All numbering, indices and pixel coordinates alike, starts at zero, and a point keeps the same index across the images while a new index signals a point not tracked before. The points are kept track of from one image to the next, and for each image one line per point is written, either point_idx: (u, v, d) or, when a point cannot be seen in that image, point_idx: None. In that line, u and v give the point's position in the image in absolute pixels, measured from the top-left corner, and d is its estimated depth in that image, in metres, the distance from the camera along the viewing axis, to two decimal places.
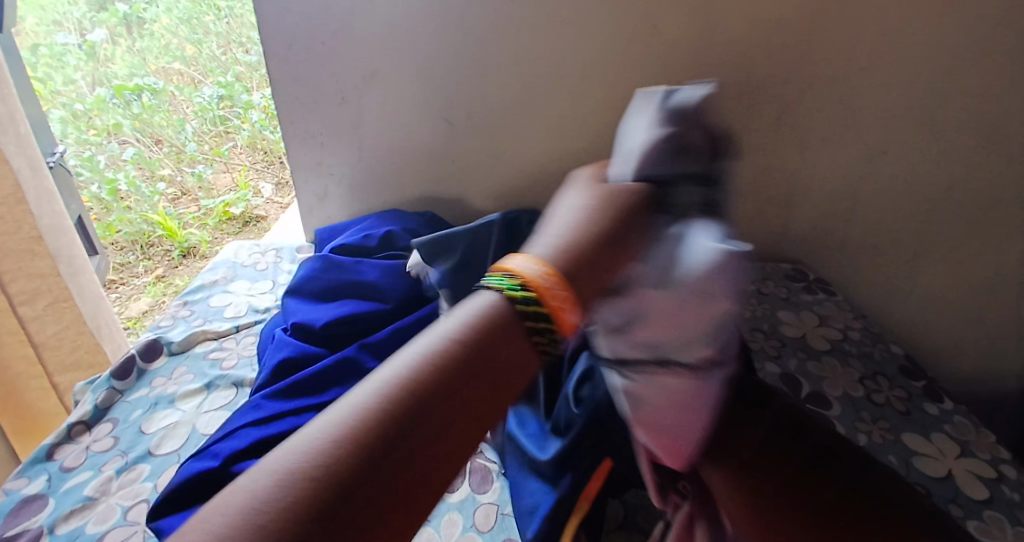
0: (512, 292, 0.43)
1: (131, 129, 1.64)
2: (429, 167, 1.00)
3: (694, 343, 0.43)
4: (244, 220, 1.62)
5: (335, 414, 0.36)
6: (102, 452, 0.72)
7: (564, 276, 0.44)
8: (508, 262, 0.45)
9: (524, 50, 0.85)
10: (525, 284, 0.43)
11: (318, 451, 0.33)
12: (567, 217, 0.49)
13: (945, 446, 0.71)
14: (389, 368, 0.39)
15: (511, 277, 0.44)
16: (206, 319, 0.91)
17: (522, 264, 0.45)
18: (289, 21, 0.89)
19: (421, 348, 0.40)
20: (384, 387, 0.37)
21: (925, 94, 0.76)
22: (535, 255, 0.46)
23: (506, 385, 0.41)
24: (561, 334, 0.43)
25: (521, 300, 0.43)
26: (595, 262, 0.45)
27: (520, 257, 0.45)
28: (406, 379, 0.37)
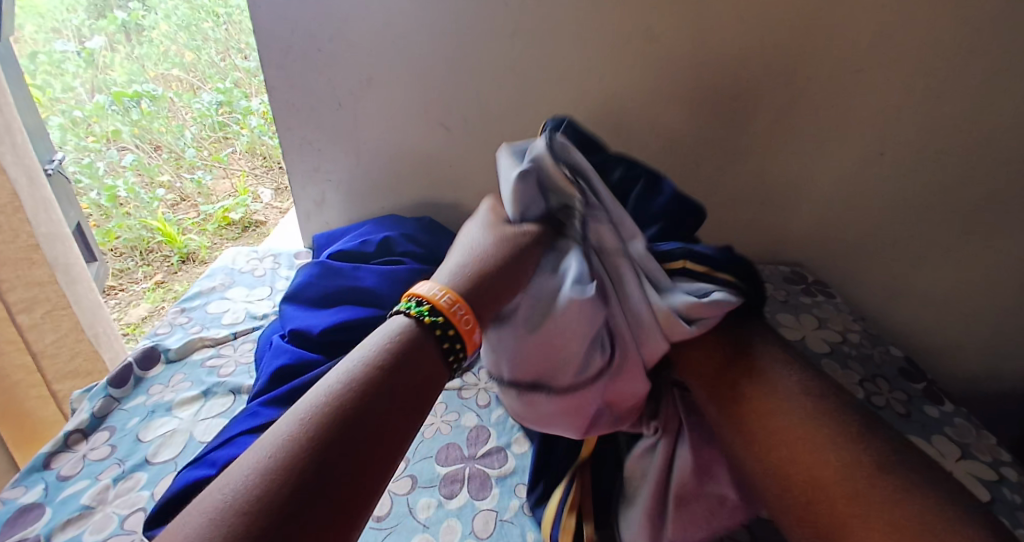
0: (423, 315, 0.50)
1: (131, 135, 1.65)
2: (426, 172, 1.00)
3: (571, 365, 0.53)
4: (243, 225, 1.62)
5: (268, 440, 0.40)
6: (100, 460, 0.72)
7: (463, 301, 0.51)
8: (415, 289, 0.52)
9: (521, 55, 0.85)
10: (432, 307, 0.50)
11: (257, 472, 0.38)
12: (469, 250, 0.56)
13: (945, 448, 0.71)
14: (314, 393, 0.43)
15: (419, 302, 0.51)
16: (204, 326, 0.90)
17: (428, 291, 0.51)
18: (286, 27, 0.89)
19: (342, 373, 0.45)
20: (311, 410, 0.42)
21: (923, 96, 0.76)
22: (440, 280, 0.53)
23: (423, 395, 0.46)
24: (466, 351, 0.50)
25: (430, 319, 0.49)
26: (488, 290, 0.52)
27: (427, 284, 0.52)
28: (330, 401, 0.42)
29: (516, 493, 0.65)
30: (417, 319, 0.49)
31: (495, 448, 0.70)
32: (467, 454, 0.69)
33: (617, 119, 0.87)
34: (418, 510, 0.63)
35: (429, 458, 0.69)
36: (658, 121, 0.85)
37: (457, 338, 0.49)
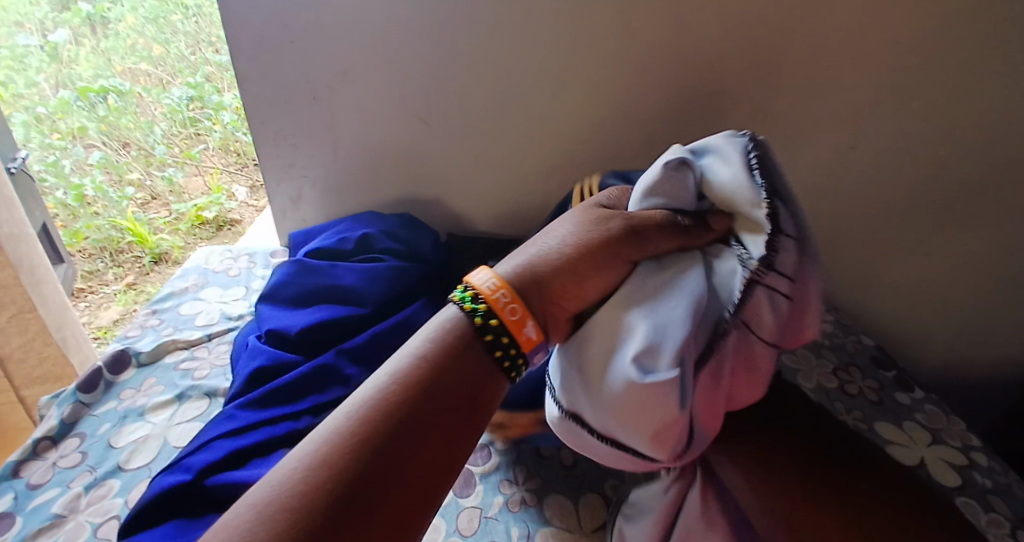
0: (470, 307, 0.50)
1: (97, 132, 1.61)
2: (403, 167, 0.99)
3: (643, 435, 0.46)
4: (218, 223, 1.57)
5: (325, 433, 0.43)
6: (70, 468, 0.70)
7: (514, 290, 0.51)
8: (470, 279, 0.52)
9: (498, 47, 0.84)
10: (481, 298, 0.50)
11: (310, 466, 0.41)
12: (539, 246, 0.54)
13: (916, 435, 0.73)
14: (367, 389, 0.46)
15: (471, 291, 0.51)
16: (176, 327, 0.88)
17: (482, 280, 0.52)
18: (257, 19, 0.87)
19: (393, 370, 0.47)
20: (362, 408, 0.44)
21: (894, 88, 0.77)
22: (501, 272, 0.52)
23: (474, 394, 0.47)
24: (520, 349, 0.49)
25: (477, 314, 0.49)
26: (545, 288, 0.51)
27: (483, 271, 0.53)
28: (380, 400, 0.44)
29: (500, 489, 0.65)
30: (467, 311, 0.50)
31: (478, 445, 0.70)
32: None
33: (596, 114, 0.87)
34: None
35: None
36: (636, 114, 0.86)
37: (502, 327, 0.49)
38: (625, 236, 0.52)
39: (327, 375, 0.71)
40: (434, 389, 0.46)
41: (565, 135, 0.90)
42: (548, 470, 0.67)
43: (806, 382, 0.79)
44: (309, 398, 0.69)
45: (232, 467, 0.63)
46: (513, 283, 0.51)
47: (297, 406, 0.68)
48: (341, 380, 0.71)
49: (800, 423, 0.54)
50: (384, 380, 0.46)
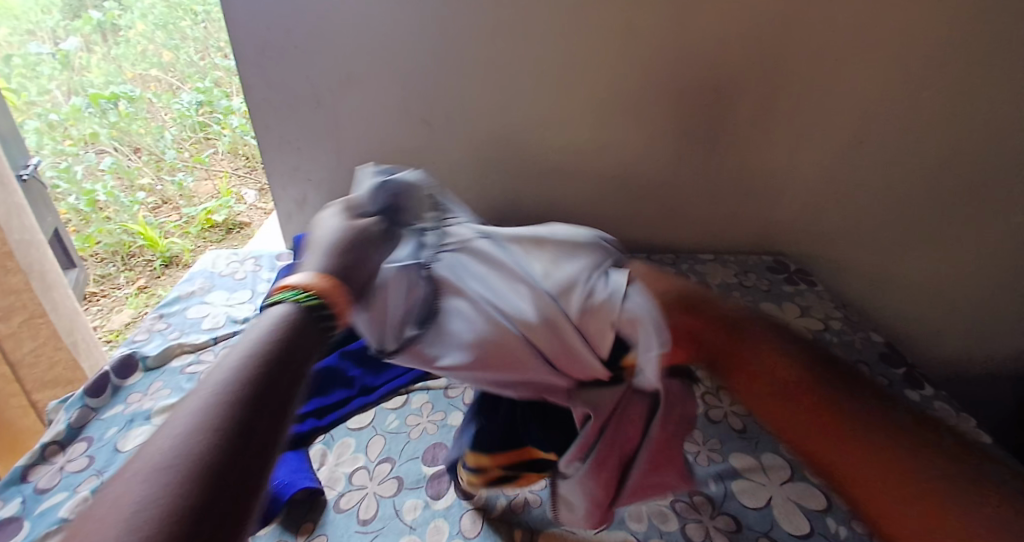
0: (299, 299, 0.38)
1: (109, 138, 1.60)
2: (407, 170, 0.99)
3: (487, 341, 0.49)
4: (227, 227, 1.60)
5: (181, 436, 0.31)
6: (77, 472, 0.71)
7: (341, 285, 0.40)
8: (286, 281, 0.40)
9: (501, 49, 0.84)
10: (310, 293, 0.39)
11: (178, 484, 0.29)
12: (329, 238, 0.44)
13: None
14: (220, 374, 0.34)
15: (299, 290, 0.39)
16: (183, 331, 0.89)
17: (302, 278, 0.40)
18: (261, 26, 0.88)
19: (252, 347, 0.35)
20: (225, 398, 0.32)
21: (900, 85, 0.76)
22: (312, 268, 0.41)
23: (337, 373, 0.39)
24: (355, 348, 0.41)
25: (312, 305, 0.38)
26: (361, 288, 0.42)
27: (297, 273, 0.40)
28: (246, 385, 0.33)
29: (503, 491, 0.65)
30: (294, 303, 0.38)
31: None
32: None
33: (599, 114, 0.87)
34: (404, 511, 0.63)
35: (414, 459, 0.68)
36: (640, 113, 0.85)
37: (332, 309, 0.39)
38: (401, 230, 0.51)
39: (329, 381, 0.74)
40: (299, 369, 0.36)
41: (570, 134, 0.89)
42: None
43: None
44: (314, 401, 0.75)
45: None
46: (337, 272, 0.41)
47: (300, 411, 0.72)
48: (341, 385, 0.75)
49: None
50: (236, 365, 0.34)
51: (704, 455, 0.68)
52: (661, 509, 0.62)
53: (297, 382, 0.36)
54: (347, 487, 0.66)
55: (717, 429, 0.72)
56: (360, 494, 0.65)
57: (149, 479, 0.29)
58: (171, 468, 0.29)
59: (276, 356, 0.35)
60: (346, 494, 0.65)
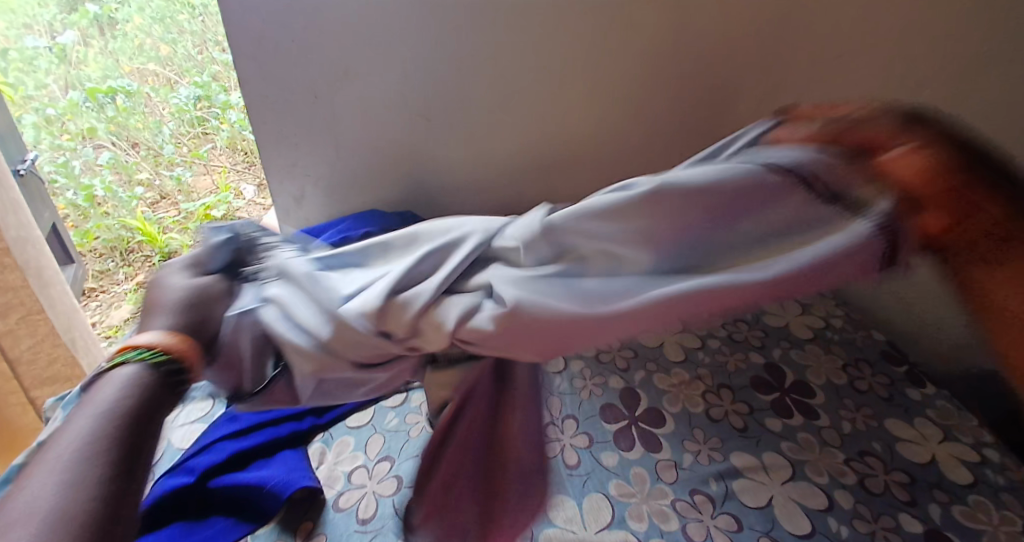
0: (145, 358, 0.40)
1: (106, 132, 1.59)
2: (405, 165, 0.98)
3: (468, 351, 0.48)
4: (225, 223, 1.59)
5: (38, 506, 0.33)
6: None
7: (191, 339, 0.42)
8: (137, 338, 0.42)
9: (501, 44, 0.83)
10: (159, 350, 0.41)
11: None
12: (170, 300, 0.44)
13: (928, 431, 0.71)
14: (66, 443, 0.36)
15: (147, 348, 0.41)
16: None
17: (150, 337, 0.41)
18: (257, 19, 0.87)
19: (97, 413, 0.37)
20: (72, 464, 0.35)
21: (903, 81, 0.76)
22: (161, 327, 0.42)
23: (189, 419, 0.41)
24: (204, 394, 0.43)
25: (163, 363, 0.40)
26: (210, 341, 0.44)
27: (150, 329, 0.42)
28: (93, 451, 0.35)
29: None
30: (144, 361, 0.40)
31: None
32: None
33: (600, 110, 0.86)
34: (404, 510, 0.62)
35: (414, 458, 0.68)
36: (640, 109, 0.85)
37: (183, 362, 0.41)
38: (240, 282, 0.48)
39: None
40: (149, 425, 0.39)
41: (570, 129, 0.89)
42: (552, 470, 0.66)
43: (794, 376, 0.78)
44: (313, 399, 0.74)
45: (235, 467, 0.64)
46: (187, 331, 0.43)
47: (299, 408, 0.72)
48: None
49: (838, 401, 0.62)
50: (83, 434, 0.36)
51: (704, 453, 0.68)
52: (662, 507, 0.62)
53: (154, 434, 0.39)
54: (346, 487, 0.65)
55: (718, 428, 0.71)
56: (359, 493, 0.64)
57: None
58: (36, 521, 0.32)
59: (133, 413, 0.38)
60: (345, 493, 0.65)
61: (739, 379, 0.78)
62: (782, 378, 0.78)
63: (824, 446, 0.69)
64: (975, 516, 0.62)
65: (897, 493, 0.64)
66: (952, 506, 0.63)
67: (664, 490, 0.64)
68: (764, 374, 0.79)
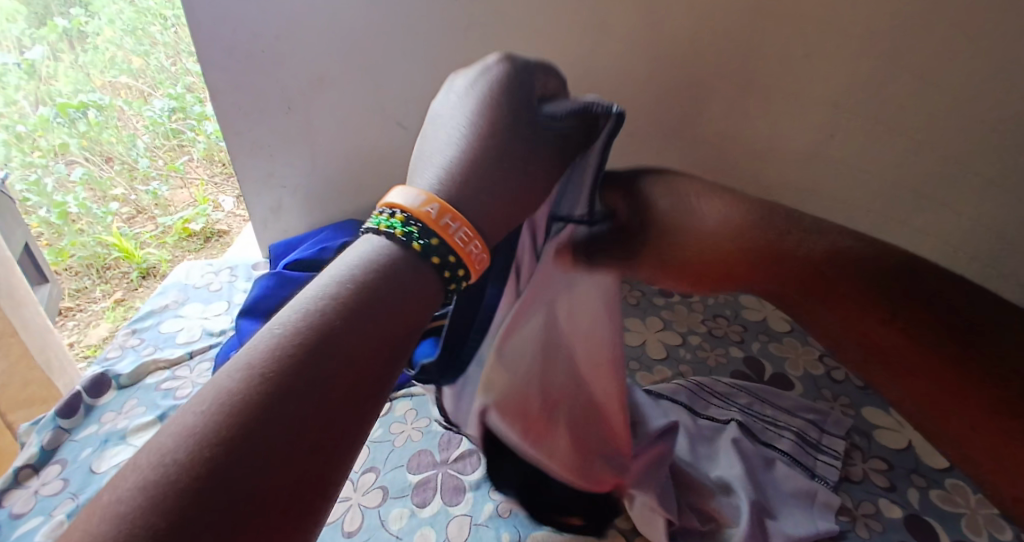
0: (400, 233, 0.36)
1: (79, 148, 1.51)
2: (380, 175, 1.00)
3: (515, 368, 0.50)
4: (205, 235, 1.57)
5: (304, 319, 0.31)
6: (52, 495, 0.70)
7: None
8: (388, 196, 0.37)
9: (474, 49, 0.86)
10: (404, 216, 0.36)
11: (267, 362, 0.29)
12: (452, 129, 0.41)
13: (904, 418, 0.73)
14: None
15: (389, 213, 0.37)
16: (157, 346, 0.88)
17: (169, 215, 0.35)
18: (225, 31, 0.86)
19: None
20: None
21: (864, 77, 0.78)
22: (418, 185, 0.38)
23: None
24: None
25: (398, 232, 0.35)
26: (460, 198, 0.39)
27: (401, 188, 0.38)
28: None
29: (490, 496, 0.64)
30: (399, 239, 0.35)
31: (467, 452, 0.69)
32: (439, 460, 0.68)
33: None
34: (391, 521, 0.62)
35: (398, 468, 0.68)
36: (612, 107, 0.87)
37: (457, 258, 0.36)
38: (537, 131, 0.42)
39: None
40: None
41: None
42: None
43: (817, 415, 0.71)
44: None
45: None
46: (451, 198, 0.38)
47: None
48: None
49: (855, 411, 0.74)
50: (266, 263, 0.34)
51: None
52: None
53: None
54: None
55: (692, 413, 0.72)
56: (344, 505, 0.64)
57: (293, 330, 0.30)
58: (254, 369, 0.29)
59: None
60: (330, 506, 0.64)
61: (776, 442, 0.66)
62: (760, 370, 0.79)
63: (814, 427, 0.70)
64: (953, 499, 0.63)
65: (876, 479, 0.66)
66: (930, 491, 0.64)
67: None
68: (802, 427, 0.69)
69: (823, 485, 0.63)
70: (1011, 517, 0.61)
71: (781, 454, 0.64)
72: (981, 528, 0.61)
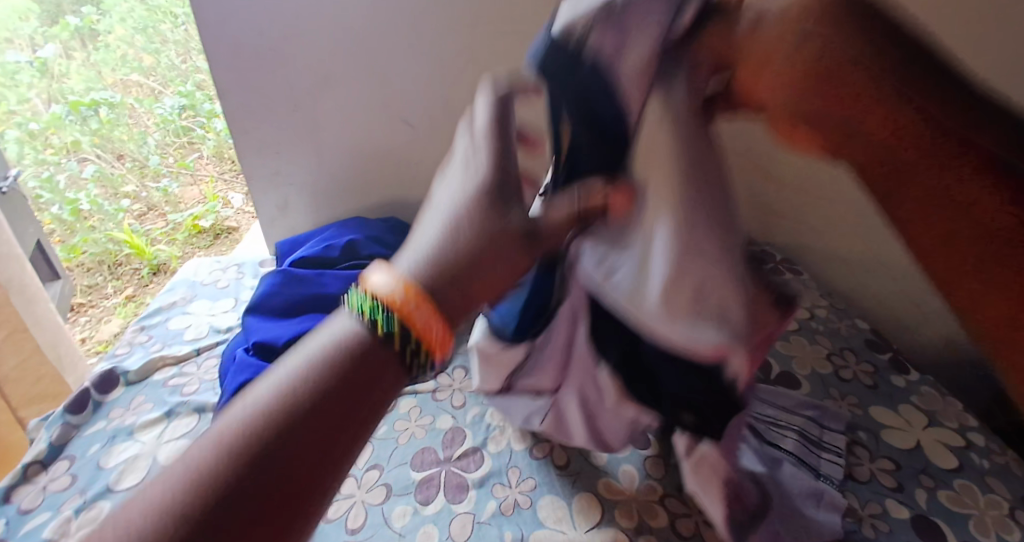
0: (370, 316, 0.37)
1: (91, 145, 1.53)
2: (386, 173, 1.00)
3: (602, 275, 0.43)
4: (215, 232, 1.55)
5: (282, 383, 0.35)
6: (61, 492, 0.71)
7: None
8: (369, 280, 0.38)
9: (480, 47, 0.86)
10: (382, 303, 0.37)
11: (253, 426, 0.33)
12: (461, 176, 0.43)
13: (912, 418, 0.72)
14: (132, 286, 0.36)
15: (370, 296, 0.37)
16: (164, 343, 0.88)
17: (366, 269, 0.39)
18: (232, 30, 0.87)
19: None
20: None
21: None
22: (401, 267, 0.39)
23: None
24: None
25: (375, 321, 0.37)
26: (455, 275, 0.38)
27: (382, 271, 0.39)
28: None
29: (494, 494, 0.64)
30: (366, 323, 0.37)
31: (471, 449, 0.69)
32: (442, 458, 0.68)
33: None
34: (394, 519, 0.62)
35: (402, 465, 0.68)
36: None
37: (421, 341, 0.37)
38: (509, 214, 0.40)
39: None
40: None
41: None
42: (543, 470, 0.66)
43: (816, 412, 0.71)
44: None
45: None
46: (426, 280, 0.38)
47: None
48: None
49: (860, 410, 0.73)
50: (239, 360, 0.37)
51: None
52: (650, 504, 0.62)
53: None
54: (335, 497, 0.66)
55: None
56: (348, 503, 0.65)
57: (274, 398, 0.34)
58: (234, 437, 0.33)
59: None
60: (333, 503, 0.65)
61: (781, 442, 0.65)
62: (767, 369, 0.79)
63: (821, 428, 0.69)
64: (961, 500, 0.63)
65: (883, 479, 0.65)
66: (938, 491, 0.64)
67: (653, 486, 0.64)
68: (804, 426, 0.68)
69: (828, 485, 0.62)
70: (1019, 517, 0.61)
71: (778, 454, 0.63)
72: (989, 529, 0.60)
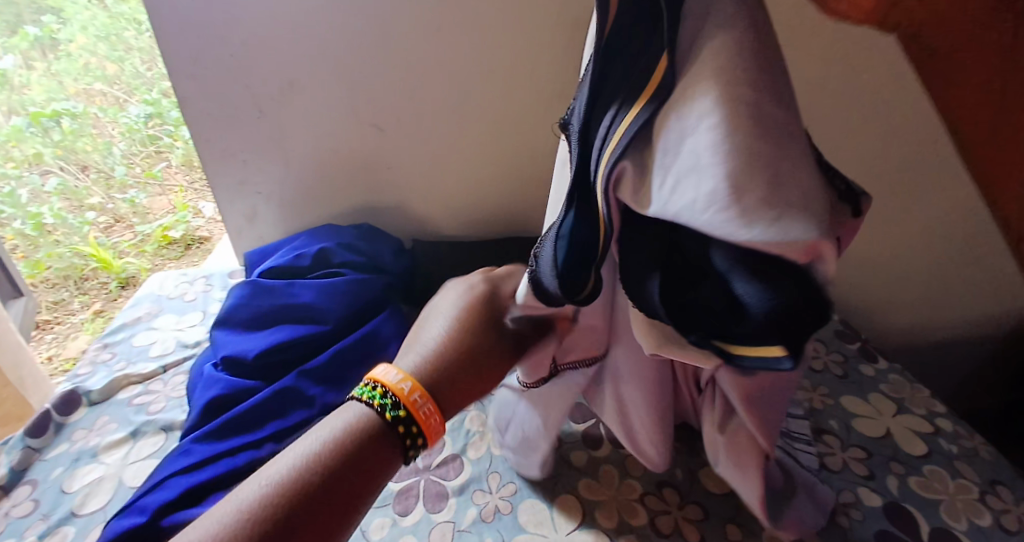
0: (378, 402, 0.49)
1: (53, 157, 1.48)
2: (357, 179, 0.99)
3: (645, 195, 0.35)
4: (185, 243, 1.48)
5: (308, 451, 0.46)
6: (22, 518, 0.68)
7: None
8: (377, 372, 0.52)
9: (448, 50, 0.85)
10: (386, 393, 0.50)
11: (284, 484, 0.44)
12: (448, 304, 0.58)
13: (882, 406, 0.73)
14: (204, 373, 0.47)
15: (375, 387, 0.50)
16: (129, 360, 0.86)
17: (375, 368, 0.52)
18: (192, 36, 0.84)
19: None
20: None
21: None
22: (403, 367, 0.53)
23: None
24: None
25: (383, 408, 0.49)
26: (454, 379, 0.53)
27: (387, 367, 0.52)
28: None
29: (473, 501, 0.63)
30: (377, 408, 0.49)
31: (450, 457, 0.68)
32: (421, 466, 0.67)
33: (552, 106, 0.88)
34: (372, 531, 0.61)
35: None
36: None
37: (418, 427, 0.49)
38: (500, 337, 0.55)
39: (291, 398, 0.72)
40: None
41: (521, 125, 0.91)
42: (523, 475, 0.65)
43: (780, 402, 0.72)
44: (272, 423, 0.71)
45: (190, 503, 0.64)
46: (427, 383, 0.52)
47: (257, 434, 0.69)
48: (304, 400, 0.73)
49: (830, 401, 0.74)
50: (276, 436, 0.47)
51: None
52: (630, 503, 0.62)
53: None
54: None
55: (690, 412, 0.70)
56: None
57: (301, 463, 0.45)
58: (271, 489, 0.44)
59: None
60: None
61: None
62: None
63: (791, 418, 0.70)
64: (931, 486, 0.64)
65: (855, 468, 0.66)
66: (908, 478, 0.65)
67: (633, 485, 0.64)
68: None
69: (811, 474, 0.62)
70: (987, 501, 0.63)
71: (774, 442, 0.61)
72: (959, 513, 0.61)
